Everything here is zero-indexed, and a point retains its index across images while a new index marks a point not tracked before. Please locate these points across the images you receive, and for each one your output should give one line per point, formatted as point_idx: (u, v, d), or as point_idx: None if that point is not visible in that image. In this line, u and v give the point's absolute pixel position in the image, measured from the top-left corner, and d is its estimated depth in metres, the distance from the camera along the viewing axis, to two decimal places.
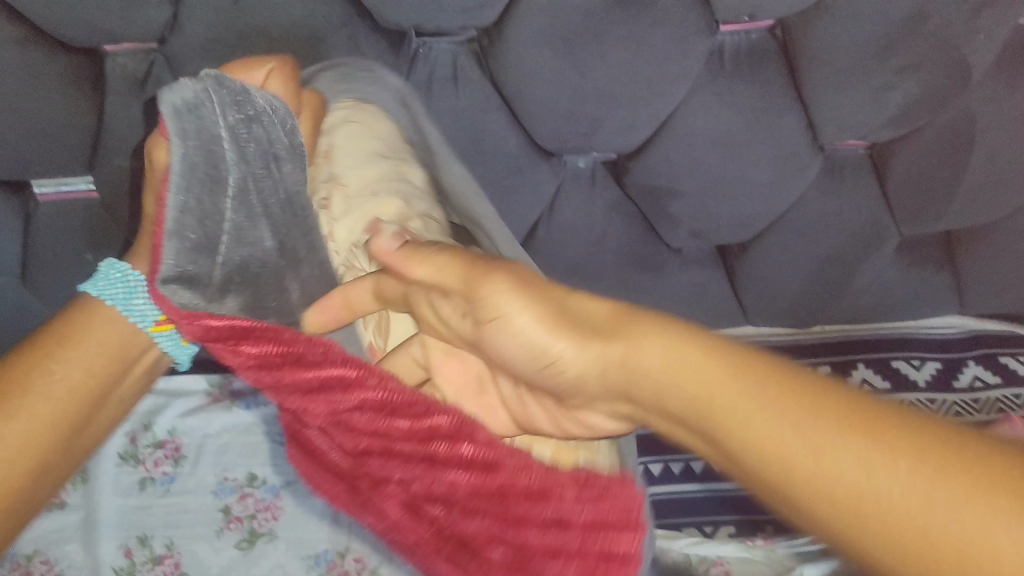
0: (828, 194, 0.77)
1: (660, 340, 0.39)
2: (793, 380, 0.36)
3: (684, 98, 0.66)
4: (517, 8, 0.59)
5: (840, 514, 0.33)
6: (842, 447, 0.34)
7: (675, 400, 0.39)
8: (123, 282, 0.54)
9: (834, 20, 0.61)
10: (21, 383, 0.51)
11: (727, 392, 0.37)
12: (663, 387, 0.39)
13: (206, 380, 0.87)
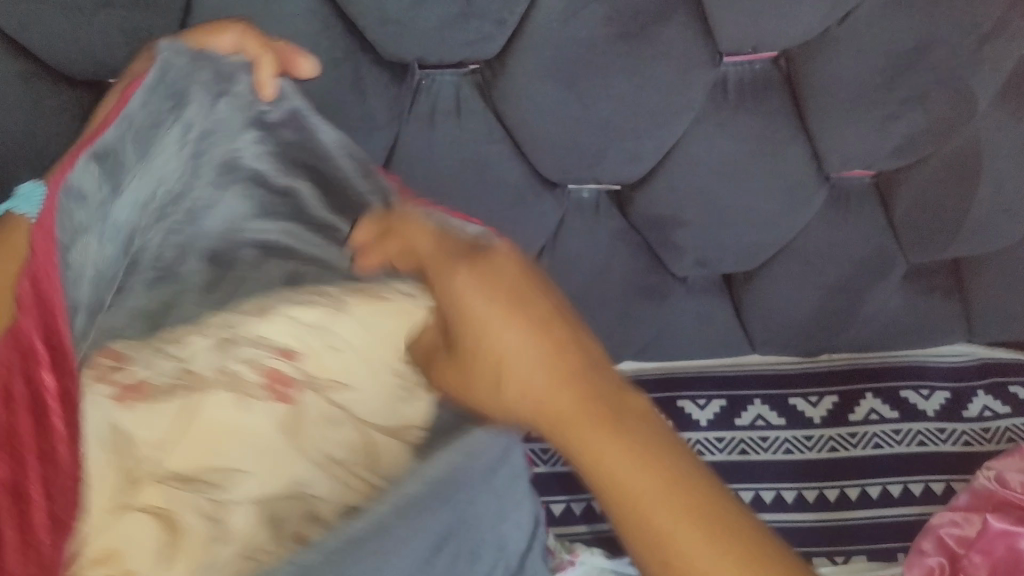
0: (834, 224, 0.76)
1: (538, 344, 0.41)
2: (641, 416, 0.39)
3: (689, 129, 0.66)
4: (521, 39, 0.58)
5: (618, 501, 0.37)
6: (645, 449, 0.38)
7: (521, 384, 0.40)
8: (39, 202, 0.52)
9: (838, 51, 0.61)
10: None
11: (578, 398, 0.39)
12: (522, 375, 0.40)
13: None
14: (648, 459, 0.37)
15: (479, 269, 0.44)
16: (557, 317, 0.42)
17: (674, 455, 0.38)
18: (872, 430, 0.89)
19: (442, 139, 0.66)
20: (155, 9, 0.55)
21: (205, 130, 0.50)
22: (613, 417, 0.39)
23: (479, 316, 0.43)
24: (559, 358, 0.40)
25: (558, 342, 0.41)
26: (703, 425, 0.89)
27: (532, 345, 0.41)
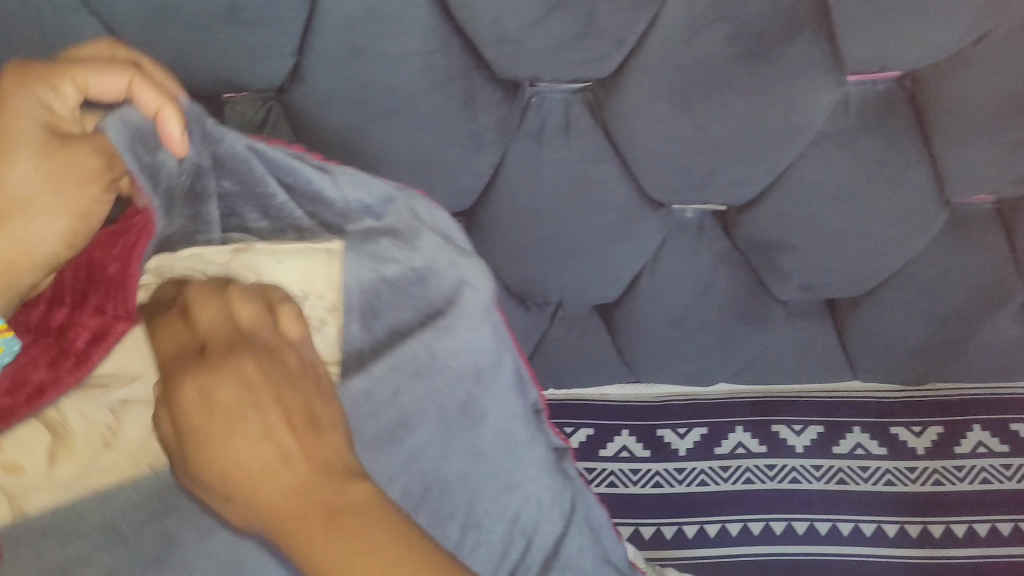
0: (951, 250, 0.73)
1: (208, 380, 0.43)
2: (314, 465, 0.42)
3: (806, 151, 0.64)
4: (638, 59, 0.57)
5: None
6: (368, 533, 0.40)
7: (233, 451, 0.41)
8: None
9: (970, 69, 0.58)
10: None
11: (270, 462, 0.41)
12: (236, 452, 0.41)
13: None
14: (382, 542, 0.40)
15: (199, 371, 0.44)
16: (319, 410, 0.45)
17: (402, 541, 0.40)
18: (980, 464, 0.90)
19: (549, 157, 0.65)
20: (274, 27, 0.54)
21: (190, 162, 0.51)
22: (328, 500, 0.41)
23: (209, 429, 0.42)
24: (312, 462, 0.42)
25: (295, 430, 0.42)
26: (801, 452, 0.91)
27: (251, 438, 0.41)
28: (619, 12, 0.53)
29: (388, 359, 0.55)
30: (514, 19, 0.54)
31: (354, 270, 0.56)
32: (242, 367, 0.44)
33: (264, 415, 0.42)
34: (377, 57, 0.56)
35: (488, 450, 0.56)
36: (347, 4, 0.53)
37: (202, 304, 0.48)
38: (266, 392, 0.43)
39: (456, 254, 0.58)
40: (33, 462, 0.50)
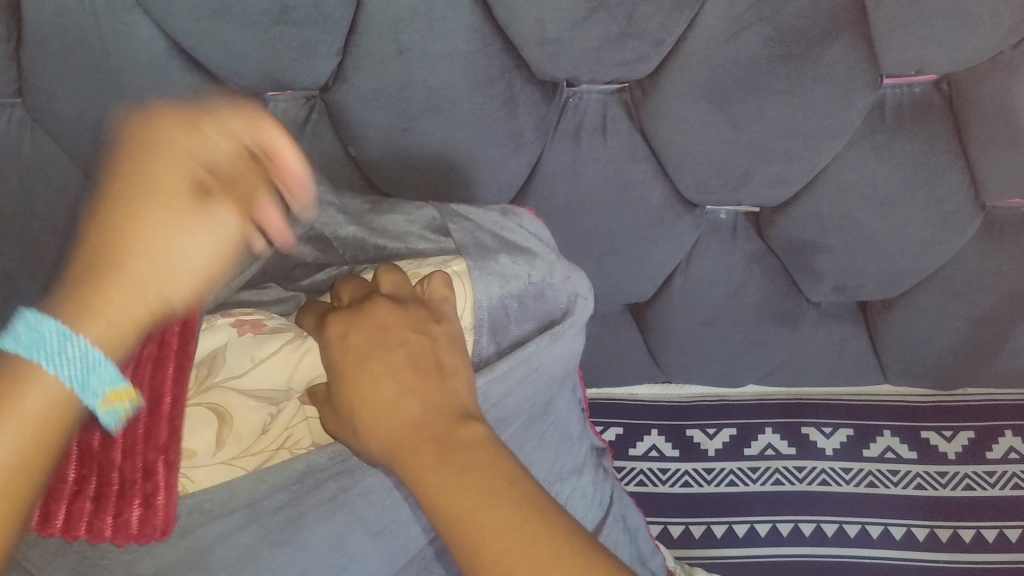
0: (985, 254, 0.73)
1: (350, 327, 0.48)
2: (433, 400, 0.46)
3: (841, 152, 0.64)
4: (677, 59, 0.58)
5: (467, 537, 0.41)
6: (470, 476, 0.42)
7: (364, 391, 0.46)
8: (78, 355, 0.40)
9: (1010, 74, 0.58)
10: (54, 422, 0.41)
11: (395, 400, 0.45)
12: (367, 392, 0.45)
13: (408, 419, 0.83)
14: (479, 489, 0.42)
15: (345, 316, 0.49)
16: (442, 359, 0.48)
17: (496, 487, 0.42)
18: (1010, 470, 0.89)
19: (586, 156, 0.66)
20: (321, 27, 0.56)
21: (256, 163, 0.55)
22: (436, 437, 0.44)
23: (345, 368, 0.47)
24: (431, 404, 0.45)
25: (420, 374, 0.46)
26: (830, 454, 0.91)
27: (386, 381, 0.46)
28: (659, 14, 0.54)
29: (510, 359, 0.55)
30: (555, 19, 0.54)
31: (483, 289, 0.56)
32: (379, 314, 0.48)
33: (387, 365, 0.46)
34: (421, 56, 0.57)
35: (549, 441, 0.64)
36: (392, 5, 0.54)
37: (342, 280, 0.53)
38: (400, 336, 0.48)
39: (569, 270, 0.60)
40: (202, 445, 0.48)
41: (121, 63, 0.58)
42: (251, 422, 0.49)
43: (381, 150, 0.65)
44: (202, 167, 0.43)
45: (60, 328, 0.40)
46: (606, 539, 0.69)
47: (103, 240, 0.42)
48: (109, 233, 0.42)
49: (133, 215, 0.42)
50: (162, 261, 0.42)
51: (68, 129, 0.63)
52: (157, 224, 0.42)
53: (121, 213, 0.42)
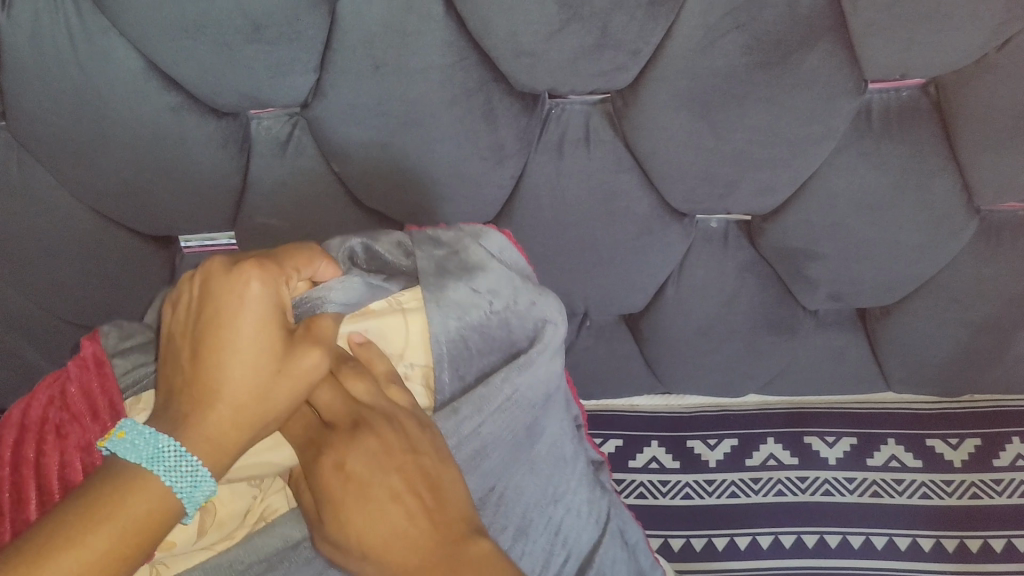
0: (983, 258, 0.71)
1: (340, 454, 0.49)
2: (430, 515, 0.48)
3: (828, 159, 0.63)
4: (655, 69, 0.57)
5: None
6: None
7: (363, 519, 0.47)
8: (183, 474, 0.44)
9: (997, 76, 0.57)
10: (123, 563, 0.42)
11: (393, 525, 0.47)
12: (366, 525, 0.47)
13: None
14: None
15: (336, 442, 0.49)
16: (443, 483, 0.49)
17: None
18: (1019, 477, 0.87)
19: (570, 168, 0.66)
20: (295, 44, 0.56)
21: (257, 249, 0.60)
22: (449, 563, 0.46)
23: (343, 499, 0.48)
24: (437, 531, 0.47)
25: (417, 497, 0.48)
26: (833, 464, 0.89)
27: (385, 508, 0.47)
28: (634, 24, 0.54)
29: (472, 398, 0.56)
30: (529, 30, 0.54)
31: (441, 322, 0.57)
32: (368, 437, 0.49)
33: (393, 495, 0.48)
34: (397, 71, 0.57)
35: (538, 462, 0.62)
36: (366, 21, 0.54)
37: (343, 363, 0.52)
38: (393, 462, 0.49)
39: (535, 294, 0.60)
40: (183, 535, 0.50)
41: (100, 86, 0.58)
42: (235, 507, 0.51)
43: (365, 166, 0.65)
44: (259, 295, 0.47)
45: (179, 448, 0.45)
46: (607, 558, 0.64)
47: (188, 362, 0.47)
48: (193, 354, 0.47)
49: (211, 331, 0.47)
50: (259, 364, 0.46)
51: (54, 154, 0.63)
52: (233, 355, 0.46)
53: (203, 331, 0.47)
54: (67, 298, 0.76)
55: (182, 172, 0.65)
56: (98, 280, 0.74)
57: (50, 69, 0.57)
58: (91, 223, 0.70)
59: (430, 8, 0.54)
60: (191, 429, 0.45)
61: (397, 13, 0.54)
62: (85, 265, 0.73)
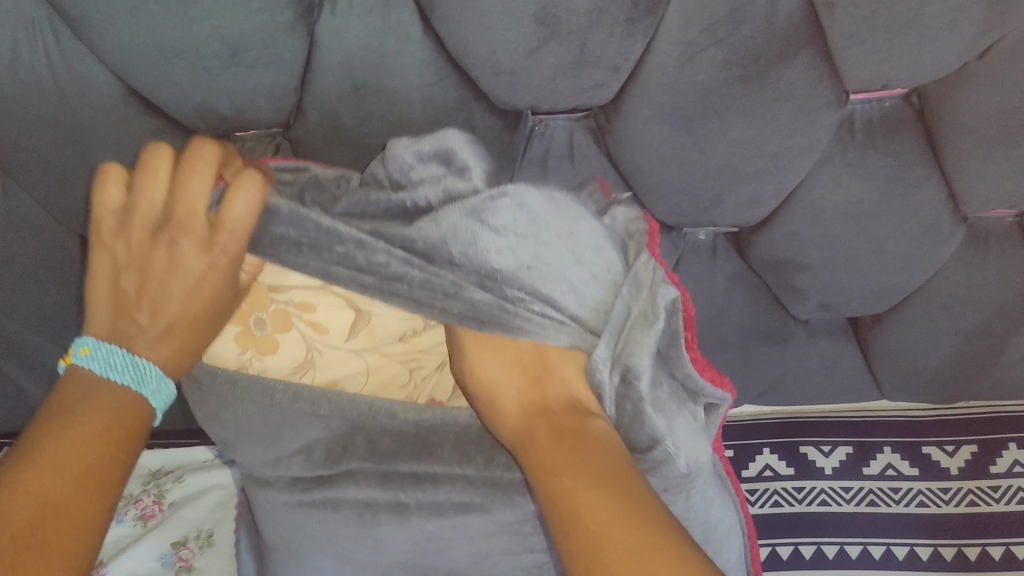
0: (971, 266, 0.71)
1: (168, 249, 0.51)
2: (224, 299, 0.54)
3: (812, 170, 0.63)
4: (636, 85, 0.57)
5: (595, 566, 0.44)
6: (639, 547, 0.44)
7: (177, 313, 0.52)
8: (129, 365, 0.51)
9: (979, 85, 0.57)
10: (86, 419, 0.49)
11: (209, 311, 0.53)
12: (174, 317, 0.52)
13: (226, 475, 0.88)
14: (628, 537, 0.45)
15: (138, 227, 0.51)
16: (619, 459, 0.51)
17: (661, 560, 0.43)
18: (1016, 484, 0.86)
19: (555, 183, 0.65)
20: (275, 67, 0.56)
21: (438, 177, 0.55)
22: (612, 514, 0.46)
23: (147, 294, 0.52)
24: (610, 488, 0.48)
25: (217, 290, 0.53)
26: (830, 473, 0.88)
27: (191, 296, 0.52)
28: (612, 41, 0.54)
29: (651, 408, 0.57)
30: (507, 50, 0.54)
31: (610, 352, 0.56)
32: (178, 244, 0.51)
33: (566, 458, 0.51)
34: (378, 91, 0.57)
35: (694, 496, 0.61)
36: (345, 41, 0.54)
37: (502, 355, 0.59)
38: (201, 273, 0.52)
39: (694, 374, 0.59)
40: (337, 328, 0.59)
41: (81, 113, 0.58)
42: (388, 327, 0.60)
43: None
44: (223, 270, 0.52)
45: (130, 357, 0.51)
46: None
47: (144, 309, 0.52)
48: (145, 288, 0.52)
49: (167, 284, 0.51)
50: (194, 320, 0.53)
51: (38, 181, 0.63)
52: (186, 299, 0.52)
53: (157, 281, 0.51)
54: (55, 320, 0.75)
55: None
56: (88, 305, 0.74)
57: (29, 99, 0.57)
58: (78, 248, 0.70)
59: (408, 28, 0.54)
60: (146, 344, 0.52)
61: (375, 34, 0.54)
62: (74, 291, 0.73)
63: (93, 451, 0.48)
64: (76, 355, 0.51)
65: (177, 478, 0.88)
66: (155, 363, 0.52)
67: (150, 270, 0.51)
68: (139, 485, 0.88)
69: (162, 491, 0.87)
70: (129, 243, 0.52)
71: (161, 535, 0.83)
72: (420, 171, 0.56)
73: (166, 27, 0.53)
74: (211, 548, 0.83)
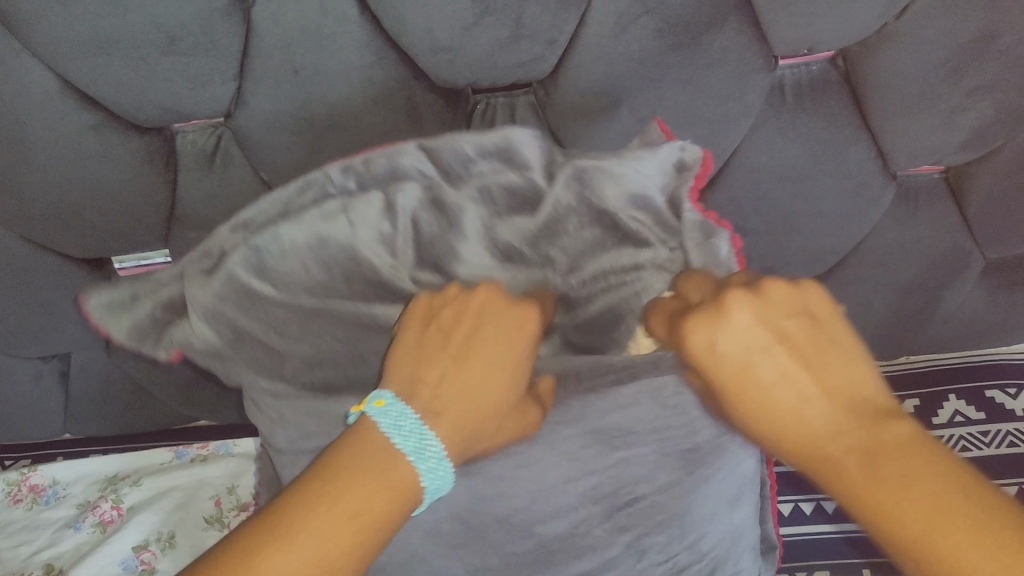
0: (903, 222, 0.74)
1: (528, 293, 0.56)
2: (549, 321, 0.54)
3: (747, 135, 0.65)
4: (571, 58, 0.58)
5: (913, 491, 0.41)
6: (915, 469, 0.42)
7: (501, 350, 0.50)
8: (415, 429, 0.47)
9: (898, 45, 0.59)
10: (459, 368, 0.50)
11: (518, 342, 0.51)
12: (489, 359, 0.50)
13: (198, 474, 0.88)
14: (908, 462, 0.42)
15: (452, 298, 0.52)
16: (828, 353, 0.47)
17: (953, 512, 0.40)
18: (958, 433, 0.86)
19: None
20: (213, 53, 0.56)
21: (487, 159, 0.55)
22: (902, 476, 0.42)
23: (450, 369, 0.50)
24: (848, 416, 0.45)
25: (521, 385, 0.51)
26: None
27: (497, 376, 0.50)
28: (546, 14, 0.55)
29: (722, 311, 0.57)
30: (445, 27, 0.55)
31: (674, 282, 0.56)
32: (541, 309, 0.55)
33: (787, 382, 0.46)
34: (317, 75, 0.57)
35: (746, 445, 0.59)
36: (283, 26, 0.54)
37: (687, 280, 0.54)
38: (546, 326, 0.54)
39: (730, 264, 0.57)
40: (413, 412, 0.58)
41: (18, 111, 0.58)
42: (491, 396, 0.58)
43: (291, 173, 0.65)
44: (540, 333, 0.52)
45: (438, 451, 0.47)
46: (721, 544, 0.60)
47: (456, 363, 0.50)
48: (455, 356, 0.50)
49: (495, 344, 0.50)
50: (516, 372, 0.51)
51: None
52: (490, 386, 0.50)
53: (471, 361, 0.50)
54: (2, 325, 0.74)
55: (109, 191, 0.64)
56: (33, 309, 0.74)
57: None
58: (20, 251, 0.69)
59: (344, 9, 0.54)
60: (480, 439, 0.50)
61: (312, 18, 0.54)
62: (17, 295, 0.72)
63: (460, 412, 0.49)
64: (369, 408, 0.48)
65: (135, 482, 0.87)
66: (438, 439, 0.48)
67: (450, 326, 0.51)
68: (96, 492, 0.88)
69: (121, 496, 0.87)
70: (437, 325, 0.51)
71: (117, 543, 0.82)
72: (478, 164, 0.55)
73: (99, 17, 0.53)
74: (173, 550, 0.82)
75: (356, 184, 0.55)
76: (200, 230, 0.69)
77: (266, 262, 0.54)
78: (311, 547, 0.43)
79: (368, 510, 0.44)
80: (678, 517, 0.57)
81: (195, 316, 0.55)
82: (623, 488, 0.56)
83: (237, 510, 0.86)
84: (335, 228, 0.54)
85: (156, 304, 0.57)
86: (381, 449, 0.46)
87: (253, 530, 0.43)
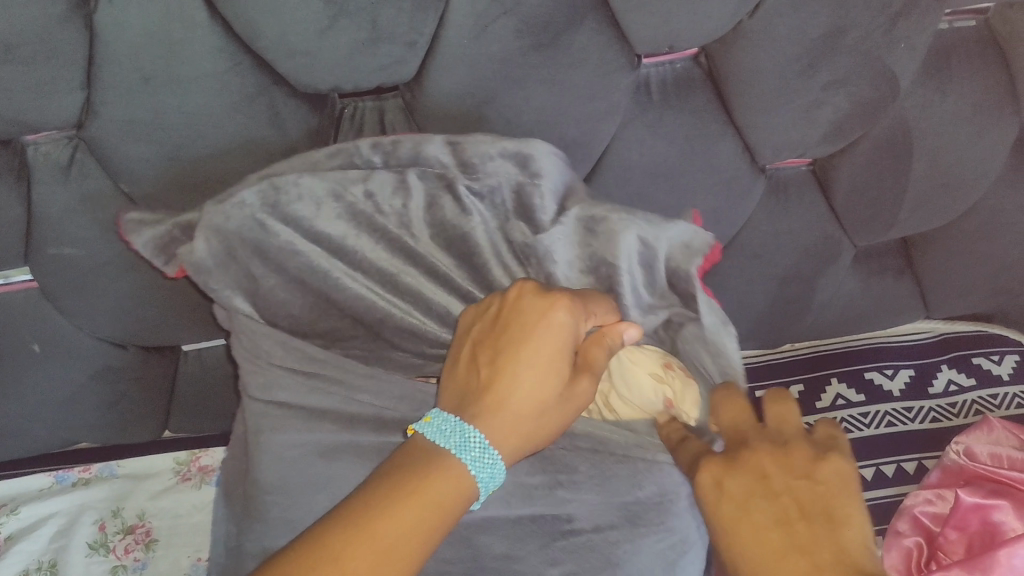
0: (775, 214, 0.76)
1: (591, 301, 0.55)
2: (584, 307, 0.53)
3: (615, 134, 0.66)
4: (434, 60, 0.58)
5: None
6: None
7: (531, 355, 0.51)
8: (456, 432, 0.50)
9: (753, 43, 0.60)
10: (489, 385, 0.52)
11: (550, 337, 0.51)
12: (520, 362, 0.51)
13: (75, 499, 0.84)
14: None
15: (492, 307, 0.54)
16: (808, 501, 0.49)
17: None
18: (840, 416, 0.90)
19: None
20: (56, 60, 0.53)
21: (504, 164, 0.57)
22: None
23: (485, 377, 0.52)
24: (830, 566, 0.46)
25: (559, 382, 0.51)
26: None
27: (524, 379, 0.51)
28: (403, 16, 0.54)
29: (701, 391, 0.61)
30: (299, 31, 0.54)
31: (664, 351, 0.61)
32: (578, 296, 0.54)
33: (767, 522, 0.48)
34: (170, 82, 0.55)
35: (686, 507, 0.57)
36: (131, 31, 0.52)
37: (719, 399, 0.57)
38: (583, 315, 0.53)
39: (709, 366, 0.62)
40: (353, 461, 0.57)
41: None
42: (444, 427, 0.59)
43: (155, 185, 0.62)
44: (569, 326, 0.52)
45: (482, 441, 0.50)
46: None
47: (488, 367, 0.52)
48: (488, 357, 0.52)
49: (523, 347, 0.51)
50: (550, 373, 0.51)
51: None
52: (521, 387, 0.51)
53: (497, 368, 0.52)
54: None
55: None
56: None
57: None
58: None
59: (194, 13, 0.52)
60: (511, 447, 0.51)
61: (159, 24, 0.52)
62: None
63: (496, 411, 0.51)
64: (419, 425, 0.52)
65: (12, 510, 0.84)
66: (478, 433, 0.50)
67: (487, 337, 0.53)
68: None
69: None
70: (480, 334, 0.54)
71: None
72: (494, 159, 0.57)
73: None
74: None
75: (381, 160, 0.57)
76: (61, 245, 0.66)
77: (279, 200, 0.56)
78: (382, 539, 0.45)
79: (422, 493, 0.47)
80: (612, 566, 0.56)
81: (202, 232, 0.56)
82: (546, 518, 0.56)
83: (123, 533, 0.82)
84: (350, 191, 0.56)
85: (178, 224, 0.57)
86: (429, 452, 0.50)
87: (330, 524, 0.46)
